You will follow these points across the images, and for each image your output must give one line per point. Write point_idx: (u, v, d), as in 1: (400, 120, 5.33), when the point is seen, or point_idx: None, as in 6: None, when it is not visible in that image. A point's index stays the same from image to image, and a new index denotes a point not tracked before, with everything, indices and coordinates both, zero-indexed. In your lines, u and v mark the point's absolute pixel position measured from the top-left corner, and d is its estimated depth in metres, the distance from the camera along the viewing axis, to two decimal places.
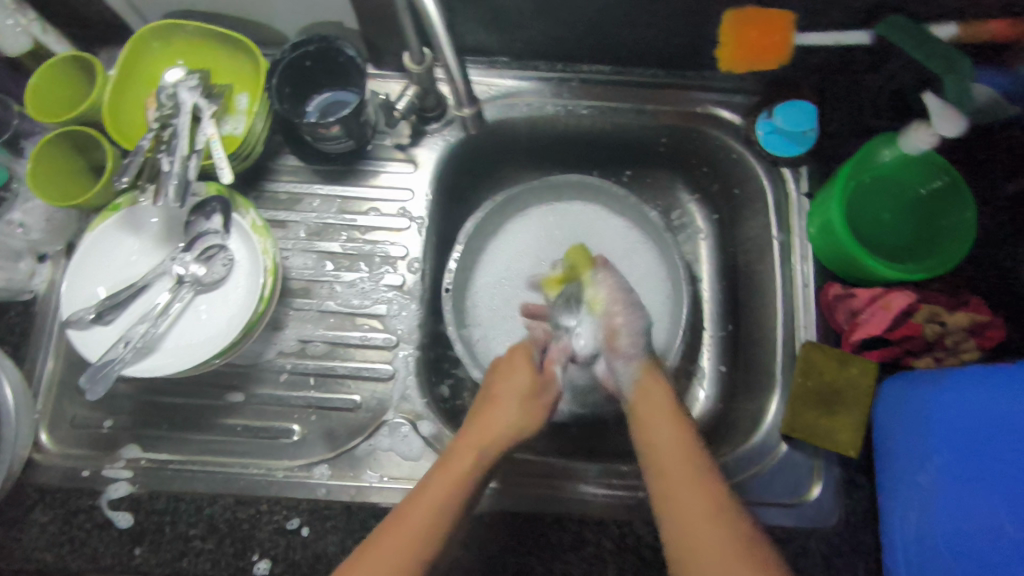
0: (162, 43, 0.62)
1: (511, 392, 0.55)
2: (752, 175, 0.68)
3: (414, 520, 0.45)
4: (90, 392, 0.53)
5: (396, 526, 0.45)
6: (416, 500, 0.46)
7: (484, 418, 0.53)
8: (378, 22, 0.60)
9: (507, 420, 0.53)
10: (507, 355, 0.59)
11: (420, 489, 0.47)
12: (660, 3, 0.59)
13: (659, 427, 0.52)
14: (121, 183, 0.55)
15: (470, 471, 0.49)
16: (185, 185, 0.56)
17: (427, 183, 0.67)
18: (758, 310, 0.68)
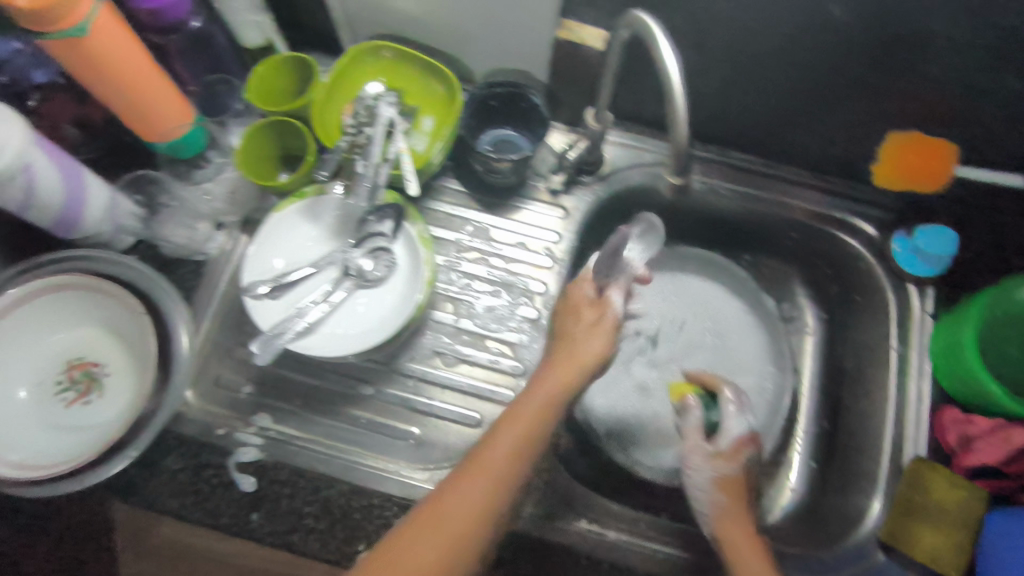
0: (373, 58, 0.68)
1: (564, 353, 0.54)
2: (877, 285, 0.71)
3: (488, 456, 0.48)
4: (259, 357, 0.57)
5: (473, 467, 0.47)
6: (494, 437, 0.49)
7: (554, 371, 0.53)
8: (569, 81, 0.66)
9: (570, 377, 0.53)
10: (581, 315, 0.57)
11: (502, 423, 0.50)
12: (831, 111, 0.64)
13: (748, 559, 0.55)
14: (320, 175, 0.63)
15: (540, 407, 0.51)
16: (375, 189, 0.62)
17: (572, 229, 0.71)
18: (864, 415, 0.70)
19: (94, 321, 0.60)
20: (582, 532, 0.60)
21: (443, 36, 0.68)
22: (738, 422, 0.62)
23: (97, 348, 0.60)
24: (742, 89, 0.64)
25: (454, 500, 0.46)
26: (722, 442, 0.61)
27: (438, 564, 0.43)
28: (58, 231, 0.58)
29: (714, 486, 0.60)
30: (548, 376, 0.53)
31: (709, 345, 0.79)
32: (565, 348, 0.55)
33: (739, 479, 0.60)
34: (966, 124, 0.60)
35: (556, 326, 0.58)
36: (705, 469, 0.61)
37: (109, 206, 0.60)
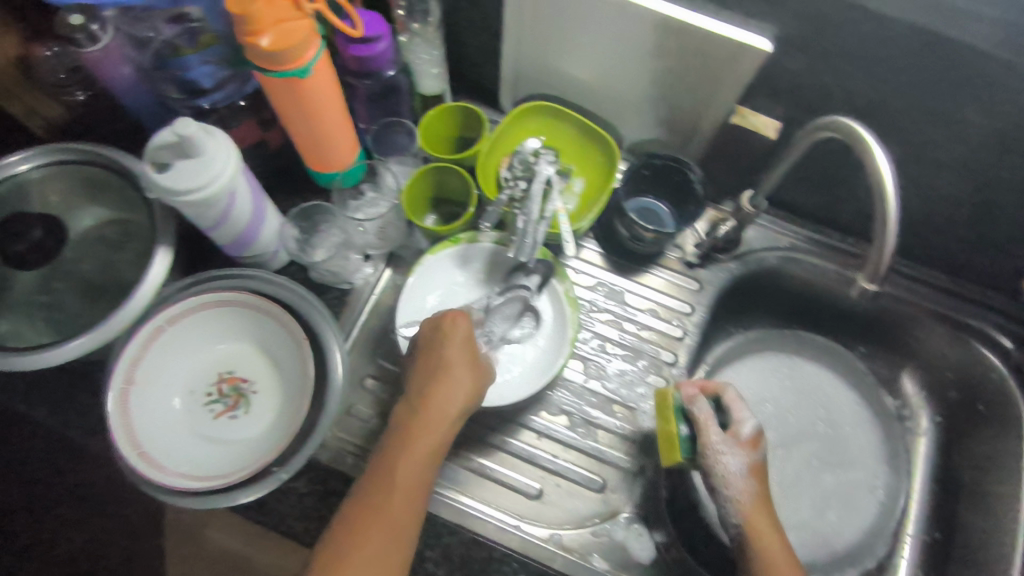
0: (537, 118, 0.71)
1: (465, 371, 0.55)
2: (1010, 400, 0.70)
3: (403, 483, 0.50)
4: None
5: (389, 483, 0.50)
6: (392, 465, 0.50)
7: (436, 393, 0.54)
8: (728, 157, 0.67)
9: (456, 402, 0.54)
10: (450, 326, 0.56)
11: (394, 450, 0.51)
12: (992, 225, 0.64)
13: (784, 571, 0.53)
14: (483, 226, 0.65)
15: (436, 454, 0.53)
16: (534, 245, 0.63)
17: (704, 302, 0.72)
18: (987, 534, 0.68)
19: (249, 340, 0.61)
20: None
21: (605, 103, 0.70)
22: (749, 414, 0.60)
23: (246, 365, 0.61)
24: (904, 191, 0.65)
25: (377, 530, 0.48)
26: (739, 429, 0.59)
27: (379, 568, 0.47)
28: (232, 250, 0.60)
29: (744, 476, 0.58)
30: (421, 410, 0.53)
31: (820, 433, 0.77)
32: (432, 356, 0.56)
33: (759, 467, 0.59)
34: None
35: (421, 341, 0.57)
36: (739, 458, 0.58)
37: (278, 229, 0.62)
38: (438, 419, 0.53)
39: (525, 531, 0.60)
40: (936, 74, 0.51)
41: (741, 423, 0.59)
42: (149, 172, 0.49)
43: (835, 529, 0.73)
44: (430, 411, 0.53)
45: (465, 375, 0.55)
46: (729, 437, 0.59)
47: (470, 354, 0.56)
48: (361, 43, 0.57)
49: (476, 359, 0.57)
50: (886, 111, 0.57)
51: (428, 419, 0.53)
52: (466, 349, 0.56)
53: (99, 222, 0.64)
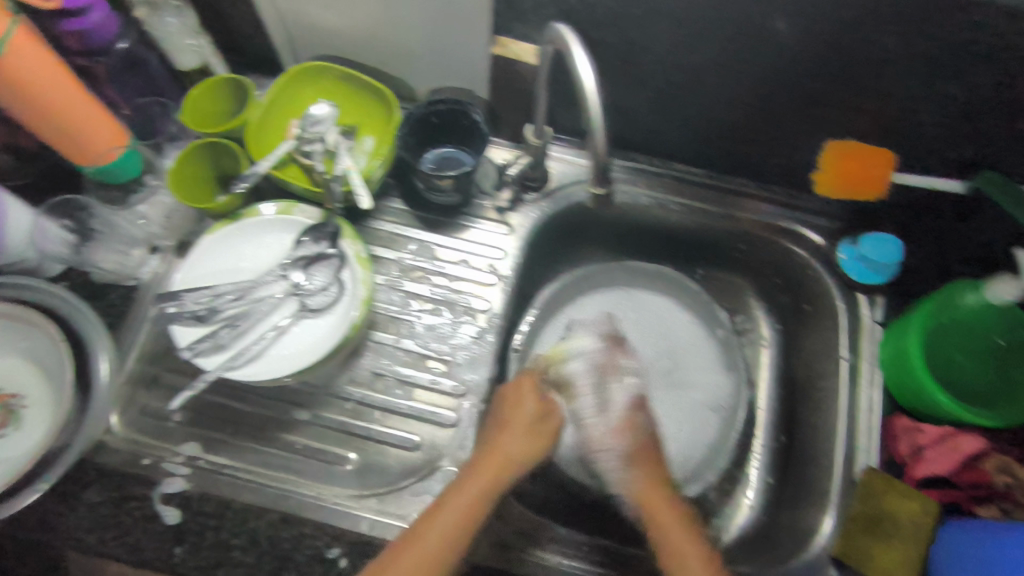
0: (313, 83, 0.68)
1: (513, 447, 0.57)
2: (827, 294, 0.70)
3: (427, 545, 0.49)
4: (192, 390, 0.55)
5: (419, 536, 0.50)
6: (434, 516, 0.51)
7: (494, 441, 0.57)
8: (511, 98, 0.66)
9: (509, 451, 0.57)
10: (517, 390, 0.62)
11: (425, 518, 0.51)
12: (768, 122, 0.64)
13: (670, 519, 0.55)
14: (239, 188, 0.62)
15: (464, 529, 0.51)
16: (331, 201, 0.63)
17: (516, 246, 0.70)
18: (816, 428, 0.69)
19: (16, 352, 0.58)
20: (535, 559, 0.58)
21: (378, 51, 0.68)
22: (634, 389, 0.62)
23: (17, 378, 0.58)
24: (682, 102, 0.64)
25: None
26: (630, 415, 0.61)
27: None
28: None
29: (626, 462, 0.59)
30: (470, 479, 0.54)
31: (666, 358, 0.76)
32: (494, 440, 0.58)
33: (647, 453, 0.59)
34: (905, 132, 0.59)
35: (490, 420, 0.61)
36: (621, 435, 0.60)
37: (32, 229, 0.59)
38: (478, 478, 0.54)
39: (333, 502, 0.58)
40: None
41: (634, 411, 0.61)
42: None
43: (686, 449, 0.71)
44: (477, 468, 0.54)
45: (529, 434, 0.59)
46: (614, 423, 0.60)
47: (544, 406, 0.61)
48: (69, 18, 0.54)
49: (549, 429, 0.60)
50: (629, 21, 0.55)
51: (508, 439, 0.58)
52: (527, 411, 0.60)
53: None
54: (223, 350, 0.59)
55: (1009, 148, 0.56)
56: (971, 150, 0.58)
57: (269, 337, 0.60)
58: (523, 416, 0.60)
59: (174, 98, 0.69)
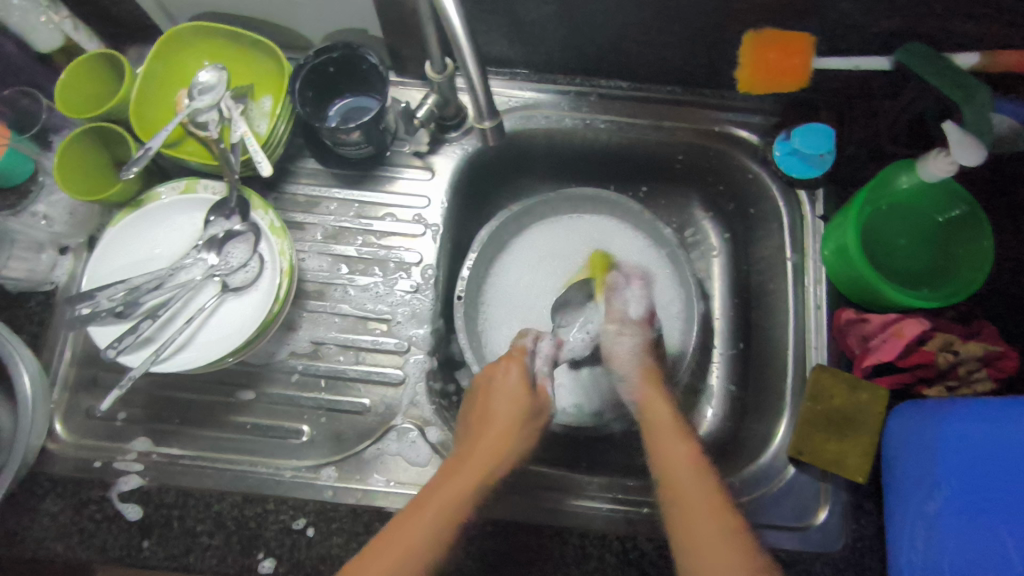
0: (194, 46, 0.62)
1: (511, 406, 0.54)
2: (768, 195, 0.68)
3: (432, 507, 0.46)
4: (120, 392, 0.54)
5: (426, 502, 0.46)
6: (422, 509, 0.46)
7: (485, 428, 0.53)
8: (404, 33, 0.61)
9: (507, 433, 0.53)
10: (501, 367, 0.58)
11: (409, 511, 0.46)
12: (680, 21, 0.59)
13: (674, 462, 0.50)
14: (129, 173, 0.57)
15: (452, 517, 0.46)
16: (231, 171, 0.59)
17: (444, 190, 0.68)
18: (769, 332, 0.68)
19: None
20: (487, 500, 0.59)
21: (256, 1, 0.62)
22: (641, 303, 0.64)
23: None
24: (587, 12, 0.59)
25: (391, 548, 0.43)
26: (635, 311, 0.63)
27: None
28: None
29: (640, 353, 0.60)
30: (448, 480, 0.49)
31: None
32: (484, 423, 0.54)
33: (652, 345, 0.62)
34: (821, 11, 0.55)
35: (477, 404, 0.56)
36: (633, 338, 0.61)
37: None
38: (487, 445, 0.51)
39: (292, 477, 0.58)
40: None
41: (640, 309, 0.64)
42: None
43: None
44: (476, 452, 0.51)
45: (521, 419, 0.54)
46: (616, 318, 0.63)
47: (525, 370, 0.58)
48: None
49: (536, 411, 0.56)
50: None
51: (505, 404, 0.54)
52: (516, 389, 0.56)
53: None
54: (150, 344, 0.57)
55: (933, 13, 0.53)
56: (891, 21, 0.54)
57: (192, 324, 0.58)
58: (513, 397, 0.55)
59: (50, 86, 0.64)
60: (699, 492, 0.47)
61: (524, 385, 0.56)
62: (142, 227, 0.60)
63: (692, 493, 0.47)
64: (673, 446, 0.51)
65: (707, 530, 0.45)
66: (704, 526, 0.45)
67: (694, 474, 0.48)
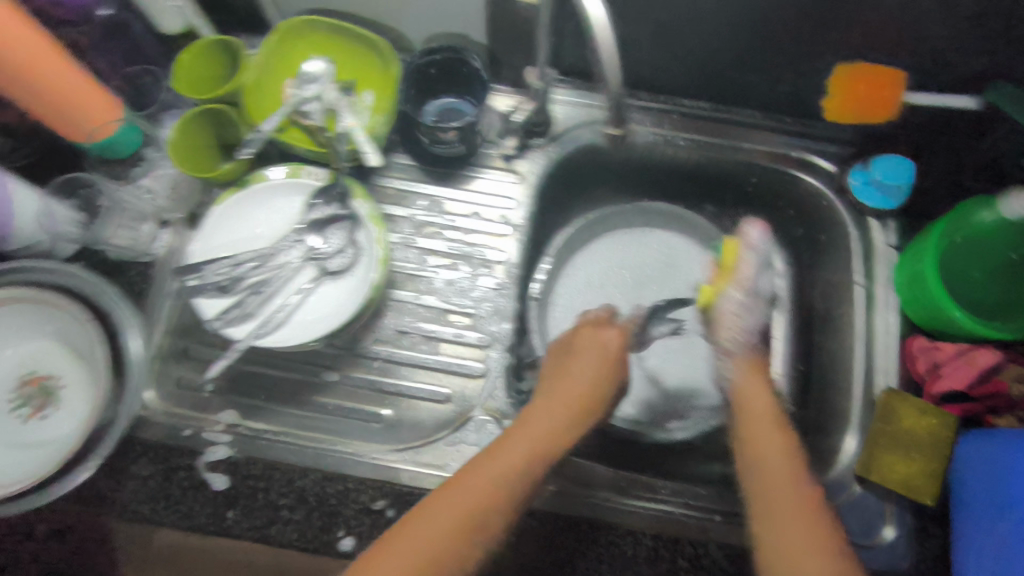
0: (306, 39, 0.65)
1: (593, 364, 0.55)
2: (839, 221, 0.71)
3: (476, 486, 0.44)
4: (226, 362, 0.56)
5: (464, 474, 0.45)
6: (489, 461, 0.46)
7: (564, 382, 0.53)
8: (509, 40, 0.64)
9: (584, 389, 0.53)
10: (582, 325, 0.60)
11: (477, 456, 0.47)
12: (777, 48, 0.62)
13: (768, 437, 0.50)
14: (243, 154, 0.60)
15: (519, 471, 0.46)
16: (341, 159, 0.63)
17: (529, 193, 0.70)
18: (835, 354, 0.70)
19: (50, 336, 0.59)
20: (563, 496, 0.60)
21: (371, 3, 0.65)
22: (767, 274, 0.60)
23: (50, 362, 0.58)
24: (687, 32, 0.62)
25: (435, 529, 0.43)
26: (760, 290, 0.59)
27: None
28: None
29: (754, 338, 0.58)
30: (522, 429, 0.49)
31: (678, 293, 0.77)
32: (564, 378, 0.54)
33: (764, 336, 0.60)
34: (914, 46, 0.58)
35: (562, 356, 0.57)
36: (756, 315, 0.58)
37: (43, 214, 0.58)
38: (562, 400, 0.52)
39: (373, 459, 0.59)
40: None
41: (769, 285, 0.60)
42: None
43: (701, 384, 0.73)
44: (551, 405, 0.51)
45: (601, 380, 0.54)
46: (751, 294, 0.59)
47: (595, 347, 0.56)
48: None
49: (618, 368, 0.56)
50: None
51: (562, 384, 0.53)
52: (601, 353, 0.56)
53: None
54: (250, 318, 0.59)
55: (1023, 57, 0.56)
56: (984, 62, 0.57)
57: (292, 303, 0.60)
58: (597, 353, 0.56)
59: (166, 68, 0.67)
60: (790, 470, 0.47)
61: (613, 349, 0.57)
62: (246, 205, 0.62)
63: (778, 470, 0.47)
64: (762, 412, 0.52)
65: (787, 497, 0.45)
66: (787, 497, 0.45)
67: (776, 442, 0.49)
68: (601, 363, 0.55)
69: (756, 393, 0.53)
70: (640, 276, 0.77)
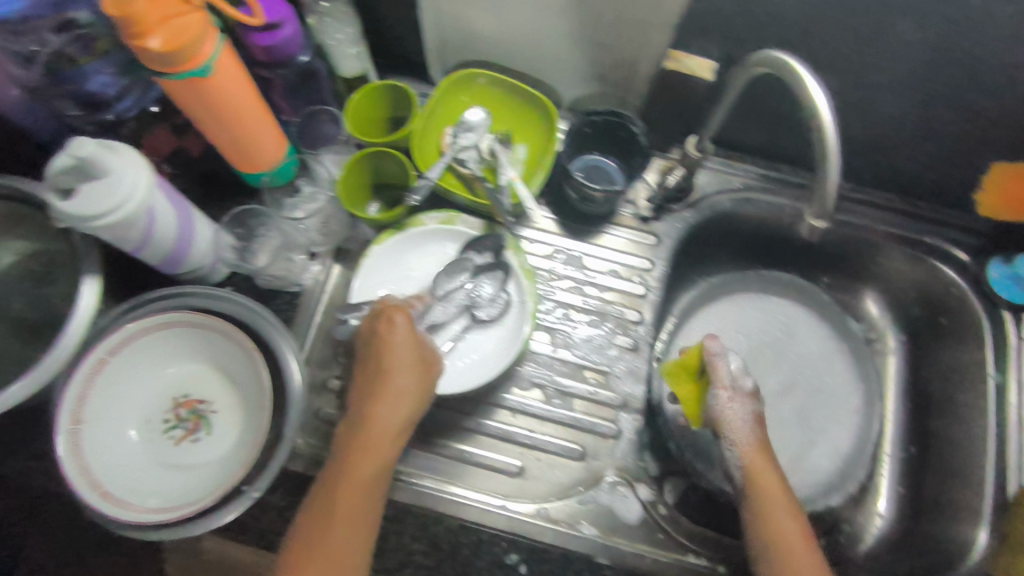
0: (468, 89, 0.67)
1: (409, 376, 0.54)
2: (970, 312, 0.70)
3: (354, 505, 0.49)
4: None
5: (356, 490, 0.49)
6: (335, 495, 0.49)
7: (384, 395, 0.53)
8: (669, 111, 0.65)
9: (391, 409, 0.53)
10: (387, 320, 0.55)
11: (342, 475, 0.50)
12: (936, 141, 0.63)
13: (779, 509, 0.53)
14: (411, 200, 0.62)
15: (367, 500, 0.50)
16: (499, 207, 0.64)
17: (663, 256, 0.71)
18: (958, 444, 0.69)
19: (204, 360, 0.59)
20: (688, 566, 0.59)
21: (534, 61, 0.67)
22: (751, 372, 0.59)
23: (204, 386, 0.59)
24: (846, 116, 0.64)
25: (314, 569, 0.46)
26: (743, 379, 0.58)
27: None
28: (165, 269, 0.56)
29: (754, 424, 0.57)
30: (355, 463, 0.50)
31: (796, 364, 0.77)
32: (375, 385, 0.53)
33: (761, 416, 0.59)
34: None
35: (368, 349, 0.55)
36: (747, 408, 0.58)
37: (213, 241, 0.58)
38: (385, 422, 0.52)
39: (511, 510, 0.60)
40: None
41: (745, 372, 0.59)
42: (54, 203, 0.45)
43: (815, 458, 0.73)
44: (376, 428, 0.52)
45: (413, 387, 0.54)
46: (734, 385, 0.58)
47: (416, 348, 0.55)
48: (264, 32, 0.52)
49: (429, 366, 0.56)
50: (819, 39, 0.54)
51: (386, 413, 0.52)
52: (409, 343, 0.55)
53: (21, 257, 0.59)
54: None
55: None
56: None
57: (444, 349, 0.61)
58: (401, 353, 0.54)
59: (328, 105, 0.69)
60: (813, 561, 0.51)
61: (412, 343, 0.55)
62: (402, 247, 0.65)
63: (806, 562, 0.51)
64: (774, 487, 0.55)
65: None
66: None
67: (790, 516, 0.53)
68: (415, 367, 0.54)
69: (768, 474, 0.55)
70: (753, 348, 0.77)
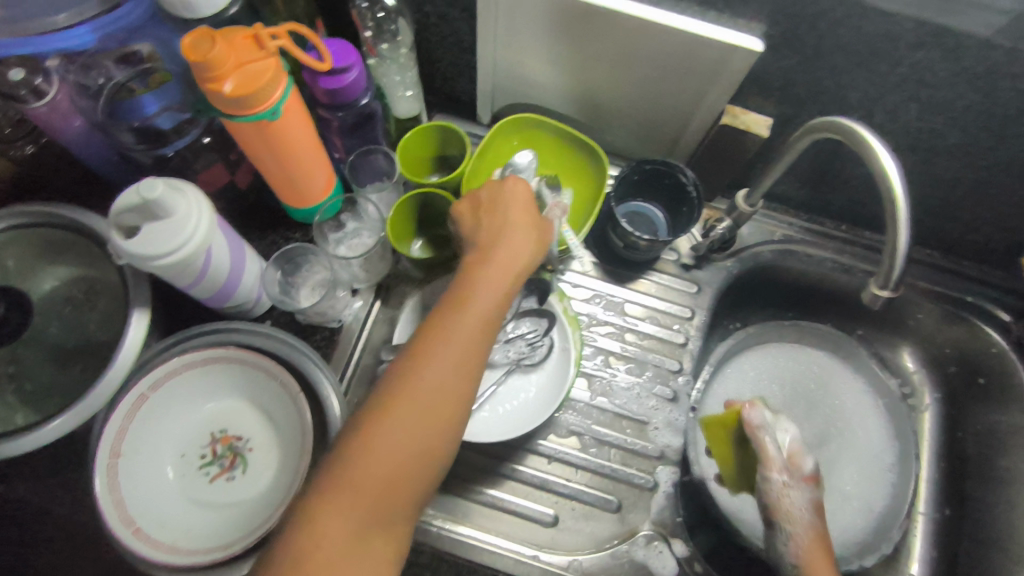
0: (518, 131, 0.67)
1: (522, 234, 0.51)
2: (1013, 374, 0.69)
3: (431, 398, 0.41)
4: None
5: (424, 376, 0.42)
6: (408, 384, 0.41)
7: (485, 271, 0.48)
8: (718, 164, 0.65)
9: (514, 257, 0.50)
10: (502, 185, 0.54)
11: (416, 363, 0.43)
12: (985, 203, 0.64)
13: None
14: None
15: (446, 407, 0.42)
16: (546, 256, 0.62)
17: (703, 304, 0.70)
18: (998, 510, 0.68)
19: (242, 394, 0.58)
20: None
21: (586, 109, 0.67)
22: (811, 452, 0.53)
23: (239, 421, 0.58)
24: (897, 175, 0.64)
25: (367, 466, 0.38)
26: (800, 461, 0.52)
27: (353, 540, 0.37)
28: (213, 303, 0.56)
29: (812, 514, 0.51)
30: (441, 349, 0.43)
31: (831, 417, 0.76)
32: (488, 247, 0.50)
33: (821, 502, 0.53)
34: None
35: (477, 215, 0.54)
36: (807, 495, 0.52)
37: (260, 274, 0.58)
38: (481, 308, 0.45)
39: (544, 561, 0.59)
40: (932, 61, 0.50)
41: (803, 454, 0.52)
42: (116, 240, 0.45)
43: (853, 514, 0.71)
44: (469, 308, 0.45)
45: (524, 241, 0.51)
46: (790, 468, 0.52)
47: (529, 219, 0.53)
48: (329, 76, 0.53)
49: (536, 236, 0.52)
50: (880, 103, 0.55)
51: (475, 310, 0.45)
52: (520, 209, 0.53)
53: (62, 283, 0.59)
54: None
55: None
56: None
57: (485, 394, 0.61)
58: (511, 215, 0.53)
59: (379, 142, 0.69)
60: None
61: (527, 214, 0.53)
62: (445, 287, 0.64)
63: None
64: None
65: None
66: None
67: None
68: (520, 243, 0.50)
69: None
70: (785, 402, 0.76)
